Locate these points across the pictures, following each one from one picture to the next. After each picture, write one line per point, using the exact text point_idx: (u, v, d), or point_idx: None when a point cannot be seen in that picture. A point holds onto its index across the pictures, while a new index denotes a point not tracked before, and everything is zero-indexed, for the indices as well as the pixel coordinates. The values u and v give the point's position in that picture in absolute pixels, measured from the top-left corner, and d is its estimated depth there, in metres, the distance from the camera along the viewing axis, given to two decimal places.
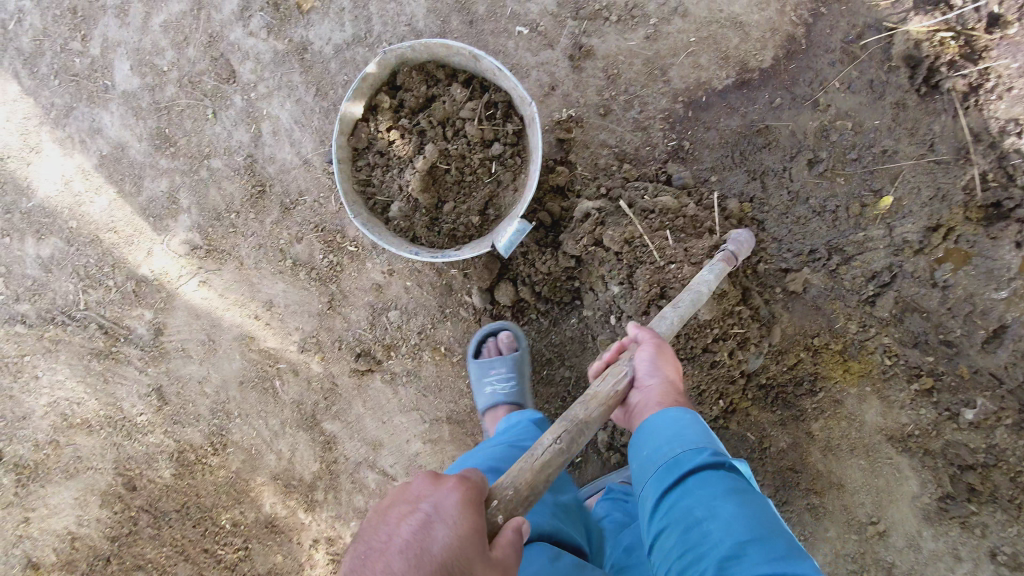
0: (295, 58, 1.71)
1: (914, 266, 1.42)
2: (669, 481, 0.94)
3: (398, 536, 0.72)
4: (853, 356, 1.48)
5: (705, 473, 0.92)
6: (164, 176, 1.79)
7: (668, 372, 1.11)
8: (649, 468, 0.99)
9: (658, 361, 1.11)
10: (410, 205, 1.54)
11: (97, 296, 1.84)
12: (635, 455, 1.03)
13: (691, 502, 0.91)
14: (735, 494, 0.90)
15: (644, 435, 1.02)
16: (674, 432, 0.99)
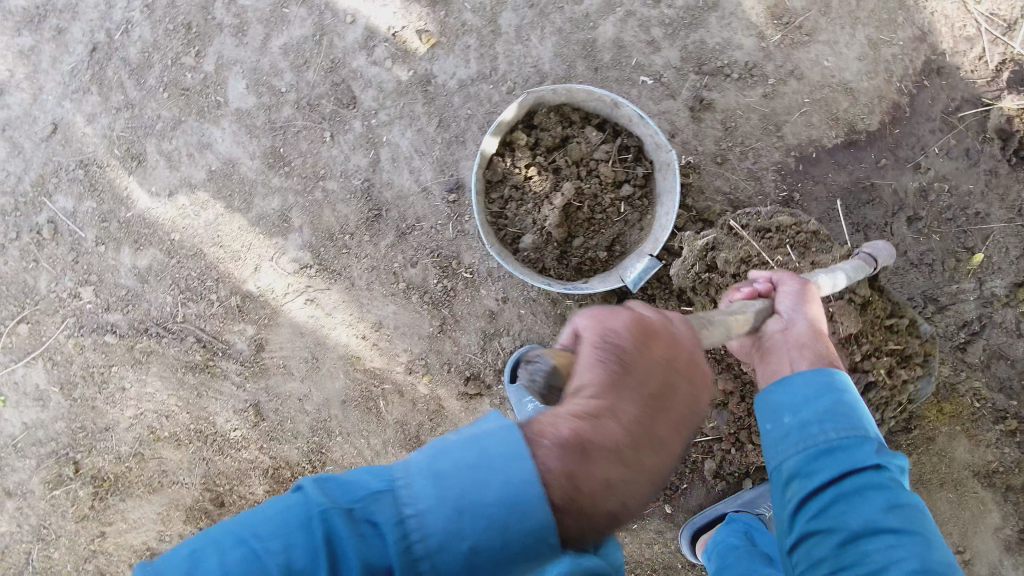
0: (418, 89, 1.77)
1: (1002, 319, 1.62)
2: (828, 478, 0.96)
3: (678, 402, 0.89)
4: (945, 397, 1.64)
5: (864, 477, 0.95)
6: (275, 195, 1.81)
7: (806, 316, 1.15)
8: (801, 447, 1.00)
9: (802, 306, 1.16)
10: (544, 239, 1.62)
11: (197, 309, 1.84)
12: (774, 419, 1.05)
13: (850, 510, 0.94)
14: (899, 513, 0.92)
15: (789, 393, 1.04)
16: (829, 415, 1.00)
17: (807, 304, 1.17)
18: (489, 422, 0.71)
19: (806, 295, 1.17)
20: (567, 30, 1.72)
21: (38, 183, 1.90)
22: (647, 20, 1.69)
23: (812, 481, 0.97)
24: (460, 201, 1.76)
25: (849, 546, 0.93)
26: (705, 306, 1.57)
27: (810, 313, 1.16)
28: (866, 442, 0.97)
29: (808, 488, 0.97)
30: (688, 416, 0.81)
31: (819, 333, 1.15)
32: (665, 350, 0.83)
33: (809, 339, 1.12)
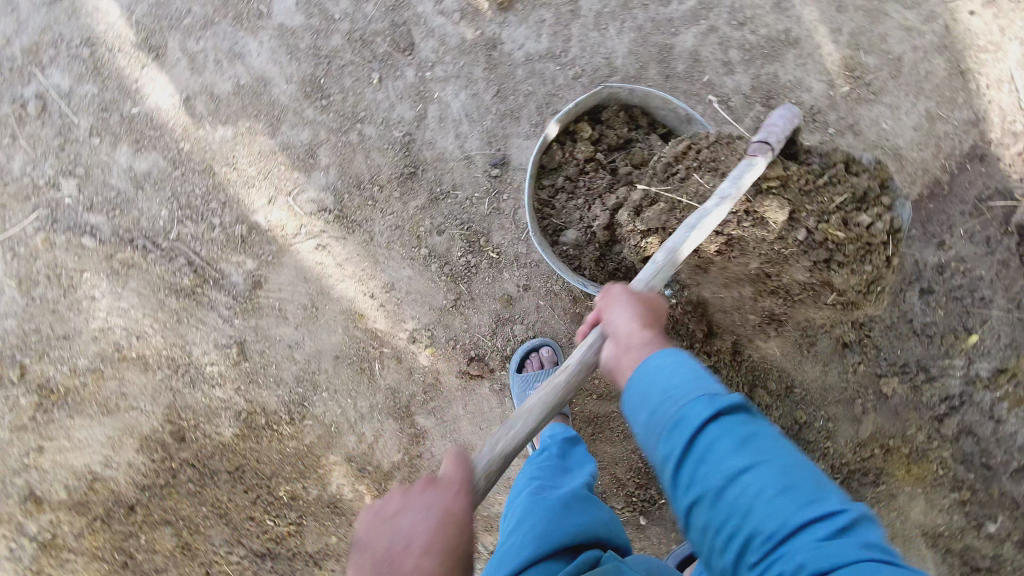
0: (481, 52, 1.68)
1: (979, 399, 1.73)
2: (677, 447, 0.83)
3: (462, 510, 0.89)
4: (915, 461, 1.74)
5: (710, 427, 0.82)
6: (306, 127, 1.68)
7: (619, 317, 1.07)
8: (653, 435, 0.87)
9: (617, 312, 1.08)
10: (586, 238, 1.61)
11: (194, 230, 1.69)
12: (629, 411, 0.93)
13: (702, 469, 0.81)
14: (744, 444, 0.81)
15: (635, 383, 0.93)
16: (664, 387, 0.89)
17: (629, 304, 1.09)
18: None
19: (621, 300, 1.11)
20: (647, 30, 1.67)
21: (31, 52, 1.68)
22: (727, 41, 1.67)
23: (670, 449, 0.84)
24: (502, 178, 1.69)
25: (719, 506, 0.79)
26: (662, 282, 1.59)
27: (630, 308, 1.08)
28: (694, 394, 0.85)
29: (667, 463, 0.84)
30: (436, 537, 0.84)
31: (648, 325, 1.06)
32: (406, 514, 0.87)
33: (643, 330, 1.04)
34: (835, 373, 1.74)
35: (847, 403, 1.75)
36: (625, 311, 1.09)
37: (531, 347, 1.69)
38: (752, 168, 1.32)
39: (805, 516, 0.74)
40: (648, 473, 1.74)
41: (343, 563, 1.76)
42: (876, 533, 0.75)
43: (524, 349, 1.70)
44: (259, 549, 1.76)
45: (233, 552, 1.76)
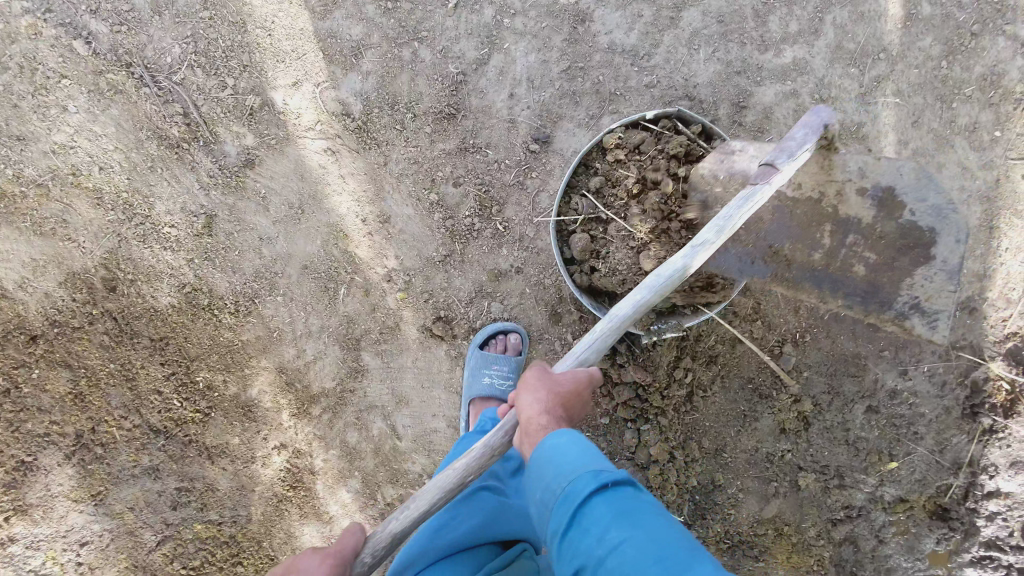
0: (568, 22, 1.58)
1: (873, 517, 1.72)
2: (564, 520, 0.84)
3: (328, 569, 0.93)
4: (797, 550, 1.78)
5: (594, 502, 0.83)
6: (361, 23, 1.55)
7: (524, 403, 1.05)
8: (545, 511, 0.89)
9: (519, 402, 1.07)
10: (621, 276, 1.48)
11: (202, 82, 1.53)
12: (535, 490, 0.93)
13: (584, 542, 0.81)
14: (625, 516, 0.80)
15: (538, 463, 0.93)
16: (557, 464, 0.90)
17: (540, 389, 1.06)
18: None
19: (522, 387, 1.09)
20: (734, 68, 1.61)
21: None
22: (803, 109, 1.61)
23: (559, 520, 0.85)
24: (538, 156, 1.61)
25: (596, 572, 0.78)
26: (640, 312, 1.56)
27: (541, 393, 1.05)
28: (583, 469, 0.87)
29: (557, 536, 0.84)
30: None
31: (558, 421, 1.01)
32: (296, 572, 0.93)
33: (541, 422, 1.01)
34: (764, 451, 1.77)
35: (762, 480, 1.78)
36: (525, 399, 1.06)
37: (498, 330, 1.63)
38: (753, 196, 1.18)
39: None
40: None
41: (238, 465, 1.67)
42: None
43: (492, 329, 1.64)
44: (156, 425, 1.65)
45: (127, 419, 1.64)
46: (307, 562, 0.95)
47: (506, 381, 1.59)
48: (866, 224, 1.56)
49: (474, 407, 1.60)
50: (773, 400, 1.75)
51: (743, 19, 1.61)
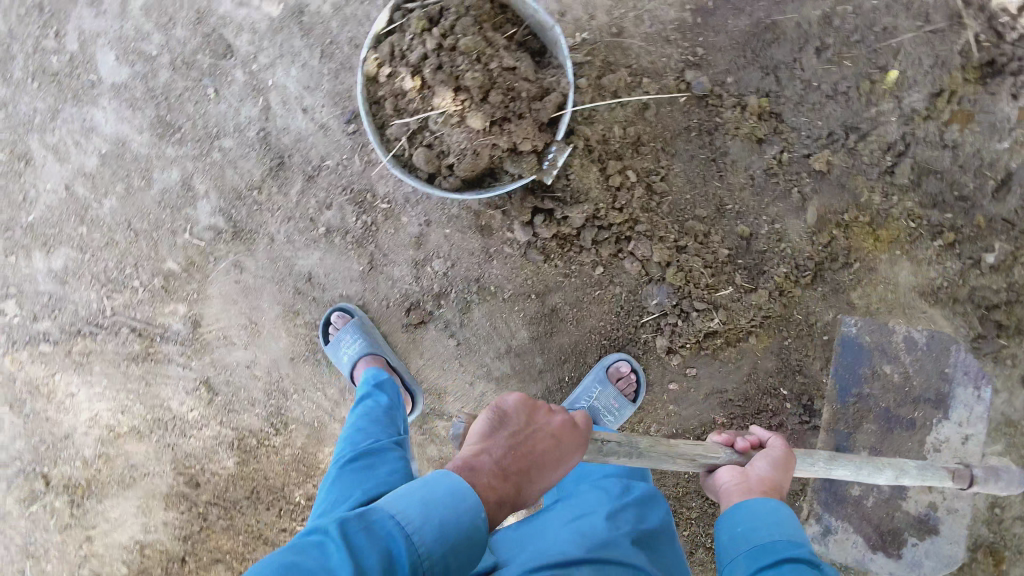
0: (293, 23, 1.68)
1: (925, 133, 1.55)
2: (762, 562, 1.02)
3: (576, 447, 1.09)
4: (880, 225, 1.58)
5: (797, 564, 1.00)
6: (174, 166, 1.74)
7: (759, 467, 1.17)
8: (739, 544, 1.07)
9: (762, 463, 1.18)
10: (469, 149, 1.47)
11: (124, 299, 1.79)
12: (727, 521, 1.10)
13: None
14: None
15: (742, 509, 1.10)
16: (764, 518, 1.07)
17: (777, 464, 1.17)
18: (452, 488, 0.96)
19: (773, 456, 1.19)
20: None
21: None
22: None
23: (755, 563, 1.03)
24: (361, 131, 1.69)
25: None
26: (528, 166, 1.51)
27: (778, 472, 1.17)
28: (791, 539, 1.03)
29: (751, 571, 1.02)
30: (548, 468, 1.05)
31: (776, 495, 1.15)
32: (557, 431, 1.08)
33: (764, 488, 1.13)
34: (760, 172, 1.60)
35: (784, 198, 1.60)
36: (765, 463, 1.18)
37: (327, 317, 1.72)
38: (872, 568, 1.62)
39: None
40: (616, 347, 1.69)
41: None
42: None
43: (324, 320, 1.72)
44: None
45: None
46: (567, 433, 1.08)
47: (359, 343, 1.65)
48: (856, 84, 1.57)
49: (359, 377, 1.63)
50: (722, 125, 1.60)
51: None
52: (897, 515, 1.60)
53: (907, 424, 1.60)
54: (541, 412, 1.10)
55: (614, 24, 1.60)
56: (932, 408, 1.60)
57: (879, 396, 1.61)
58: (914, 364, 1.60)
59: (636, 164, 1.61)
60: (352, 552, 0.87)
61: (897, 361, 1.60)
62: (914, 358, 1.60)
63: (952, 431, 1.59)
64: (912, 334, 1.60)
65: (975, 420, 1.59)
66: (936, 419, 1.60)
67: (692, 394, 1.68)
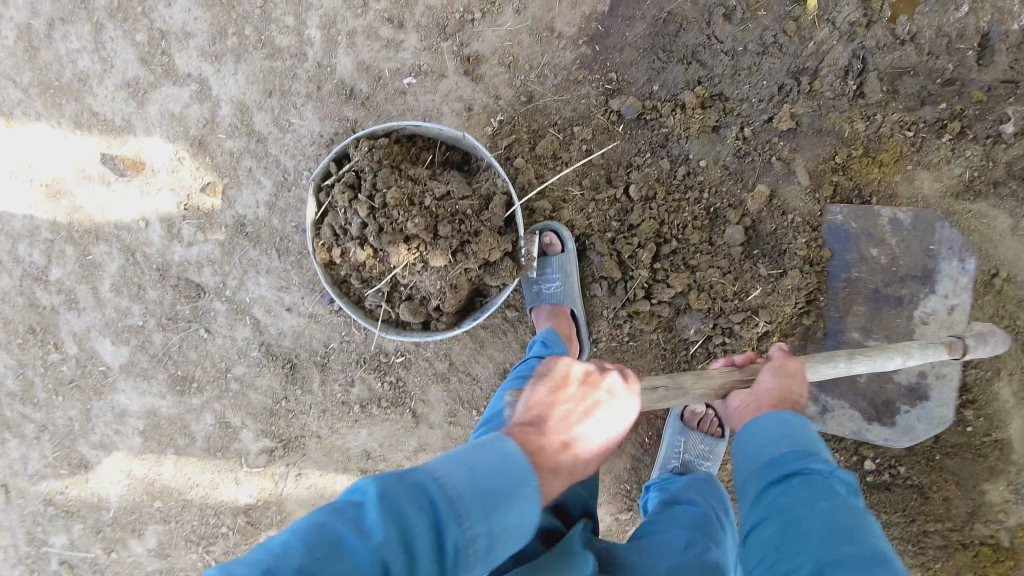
0: (241, 238, 1.70)
1: (877, 39, 1.41)
2: (771, 477, 0.99)
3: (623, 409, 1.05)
4: (878, 149, 1.44)
5: (810, 476, 0.96)
6: (205, 411, 1.78)
7: (766, 382, 1.14)
8: (752, 464, 1.04)
9: (769, 380, 1.14)
10: (446, 286, 1.43)
11: (221, 547, 1.84)
12: (743, 445, 1.09)
13: (784, 498, 0.95)
14: (835, 500, 0.92)
15: (754, 430, 1.07)
16: (783, 435, 1.04)
17: (784, 374, 1.15)
18: (500, 444, 0.84)
19: (781, 367, 1.16)
20: (315, 90, 1.61)
21: (29, 539, 1.92)
22: (371, 27, 1.56)
23: (766, 478, 1.00)
24: None
25: (781, 528, 0.91)
26: (509, 269, 1.45)
27: (787, 383, 1.14)
28: (808, 453, 1.00)
29: (764, 485, 1.00)
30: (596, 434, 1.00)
31: (790, 403, 1.12)
32: (606, 393, 1.05)
33: (775, 403, 1.11)
34: (730, 158, 1.49)
35: (768, 172, 1.48)
36: (774, 380, 1.14)
37: (552, 239, 1.51)
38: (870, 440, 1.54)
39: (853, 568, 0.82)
40: None
41: None
42: None
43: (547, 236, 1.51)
44: None
45: None
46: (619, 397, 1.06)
47: (557, 283, 1.52)
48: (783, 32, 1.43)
49: (533, 311, 1.56)
50: (671, 132, 1.50)
51: (273, 68, 1.61)
52: (890, 386, 1.50)
53: (895, 302, 1.45)
54: (594, 375, 1.08)
55: (522, 92, 1.54)
56: (919, 285, 1.44)
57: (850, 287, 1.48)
58: (901, 243, 1.44)
59: (608, 213, 1.52)
60: (387, 518, 0.70)
61: (883, 242, 1.45)
62: (900, 239, 1.44)
63: (940, 304, 1.42)
64: (897, 215, 1.44)
65: (963, 292, 1.41)
66: (924, 294, 1.43)
67: None
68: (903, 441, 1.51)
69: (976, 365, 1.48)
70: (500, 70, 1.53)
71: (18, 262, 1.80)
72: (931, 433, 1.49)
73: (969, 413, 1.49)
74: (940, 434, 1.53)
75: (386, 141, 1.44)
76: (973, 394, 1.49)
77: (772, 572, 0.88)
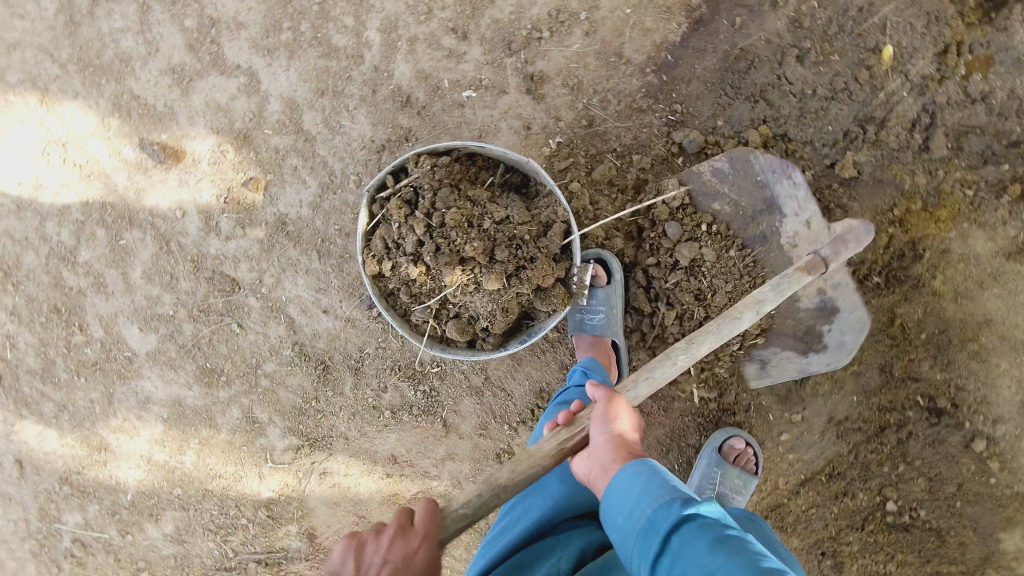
0: (281, 236, 1.67)
1: (948, 95, 1.40)
2: (653, 550, 0.85)
3: (424, 547, 0.96)
4: (937, 204, 1.44)
5: (685, 529, 0.84)
6: (231, 404, 1.78)
7: (596, 435, 1.04)
8: (630, 542, 0.89)
9: (601, 429, 1.04)
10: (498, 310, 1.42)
11: (239, 537, 1.84)
12: (630, 528, 0.90)
13: (675, 564, 0.82)
14: (721, 543, 0.81)
15: (614, 501, 0.93)
16: (640, 491, 0.91)
17: (609, 420, 1.05)
18: None
19: (607, 414, 1.06)
20: (371, 95, 1.57)
21: (42, 516, 1.90)
22: (434, 36, 1.53)
23: (649, 551, 0.86)
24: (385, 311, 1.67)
25: None
26: (561, 297, 1.43)
27: (613, 425, 1.04)
28: (670, 499, 0.88)
29: (658, 563, 0.84)
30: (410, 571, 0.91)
31: (632, 445, 1.02)
32: (396, 542, 0.95)
33: (615, 454, 0.99)
34: None
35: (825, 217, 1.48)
36: (607, 424, 1.05)
37: (598, 269, 1.48)
38: (817, 370, 1.52)
39: None
40: (710, 421, 1.62)
41: None
42: None
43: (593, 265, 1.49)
44: None
45: None
46: (404, 540, 0.96)
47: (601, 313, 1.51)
48: (854, 80, 1.42)
49: (574, 339, 1.55)
50: None
51: (328, 68, 1.58)
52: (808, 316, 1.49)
53: (761, 239, 1.45)
54: (369, 543, 0.95)
55: (583, 115, 1.51)
56: (769, 215, 1.45)
57: (733, 251, 1.46)
58: (734, 188, 1.45)
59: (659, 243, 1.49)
60: None
61: (719, 195, 1.46)
62: (728, 185, 1.45)
63: (797, 221, 1.43)
64: (712, 165, 1.46)
65: (809, 205, 1.43)
66: (779, 221, 1.44)
67: (807, 436, 1.60)
68: (842, 360, 1.49)
69: (1006, 422, 1.49)
70: (563, 91, 1.51)
71: (45, 241, 1.75)
72: (859, 339, 1.48)
73: (992, 465, 1.51)
74: (963, 482, 1.54)
75: (448, 159, 1.42)
76: (1002, 450, 1.50)
77: None
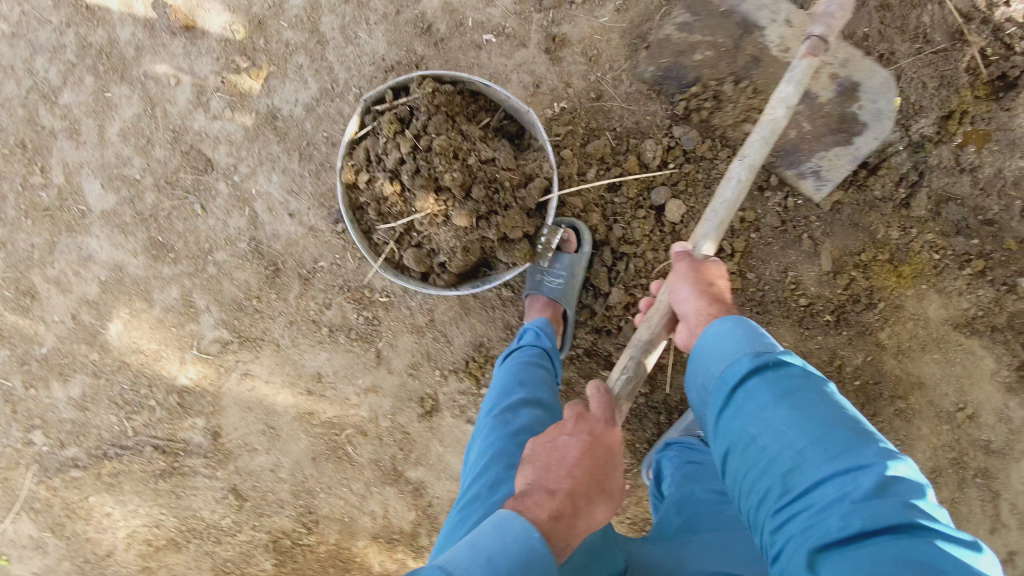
0: (268, 129, 1.66)
1: (940, 159, 1.44)
2: (722, 401, 0.94)
3: (603, 436, 1.03)
4: (903, 261, 1.49)
5: (752, 384, 0.91)
6: (171, 284, 1.74)
7: (684, 296, 1.20)
8: (706, 395, 0.99)
9: (684, 289, 1.21)
10: (459, 247, 1.41)
11: (143, 418, 1.80)
12: (705, 376, 1.00)
13: (741, 417, 0.91)
14: (786, 396, 0.87)
15: (700, 354, 1.03)
16: (718, 351, 0.99)
17: (691, 280, 1.21)
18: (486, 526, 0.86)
19: (689, 276, 1.22)
20: (393, 15, 1.58)
21: None
22: None
23: (718, 403, 0.96)
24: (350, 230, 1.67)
25: (749, 453, 0.88)
26: (524, 252, 1.44)
27: (694, 284, 1.20)
28: (742, 356, 0.95)
29: (727, 412, 0.93)
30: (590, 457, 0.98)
31: (715, 298, 1.18)
32: (575, 429, 1.02)
33: (704, 308, 1.15)
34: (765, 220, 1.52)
35: (796, 246, 1.52)
36: (691, 284, 1.21)
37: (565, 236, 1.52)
38: (869, 151, 1.44)
39: (832, 465, 0.79)
40: (635, 416, 1.63)
41: None
42: (908, 487, 0.76)
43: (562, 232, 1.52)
44: None
45: None
46: (587, 420, 1.04)
47: (561, 279, 1.53)
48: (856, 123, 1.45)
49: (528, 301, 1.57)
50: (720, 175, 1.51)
51: None
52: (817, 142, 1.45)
53: (755, 62, 1.43)
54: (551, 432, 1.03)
55: (593, 88, 1.54)
56: (751, 34, 1.43)
57: (732, 89, 1.45)
58: (707, 26, 1.45)
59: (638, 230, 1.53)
60: None
61: (697, 45, 1.46)
62: (701, 28, 1.46)
63: (780, 31, 1.42)
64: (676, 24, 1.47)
65: (779, 6, 1.43)
66: (761, 36, 1.43)
67: None
68: (886, 126, 1.43)
69: None
70: (581, 59, 1.54)
71: (30, 74, 1.71)
72: (892, 98, 1.42)
73: None
74: None
75: (450, 89, 1.42)
76: None
77: (753, 494, 0.86)
